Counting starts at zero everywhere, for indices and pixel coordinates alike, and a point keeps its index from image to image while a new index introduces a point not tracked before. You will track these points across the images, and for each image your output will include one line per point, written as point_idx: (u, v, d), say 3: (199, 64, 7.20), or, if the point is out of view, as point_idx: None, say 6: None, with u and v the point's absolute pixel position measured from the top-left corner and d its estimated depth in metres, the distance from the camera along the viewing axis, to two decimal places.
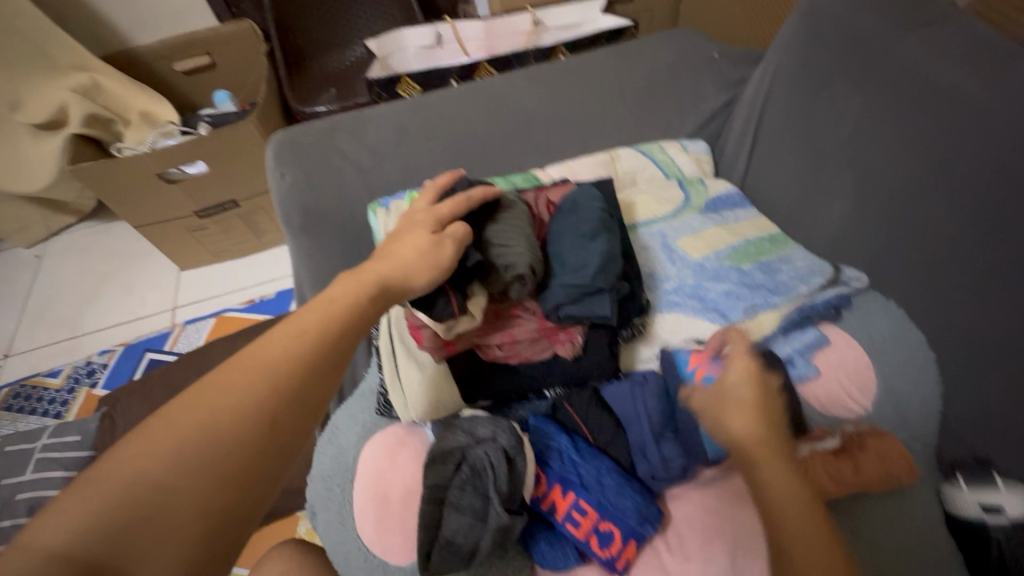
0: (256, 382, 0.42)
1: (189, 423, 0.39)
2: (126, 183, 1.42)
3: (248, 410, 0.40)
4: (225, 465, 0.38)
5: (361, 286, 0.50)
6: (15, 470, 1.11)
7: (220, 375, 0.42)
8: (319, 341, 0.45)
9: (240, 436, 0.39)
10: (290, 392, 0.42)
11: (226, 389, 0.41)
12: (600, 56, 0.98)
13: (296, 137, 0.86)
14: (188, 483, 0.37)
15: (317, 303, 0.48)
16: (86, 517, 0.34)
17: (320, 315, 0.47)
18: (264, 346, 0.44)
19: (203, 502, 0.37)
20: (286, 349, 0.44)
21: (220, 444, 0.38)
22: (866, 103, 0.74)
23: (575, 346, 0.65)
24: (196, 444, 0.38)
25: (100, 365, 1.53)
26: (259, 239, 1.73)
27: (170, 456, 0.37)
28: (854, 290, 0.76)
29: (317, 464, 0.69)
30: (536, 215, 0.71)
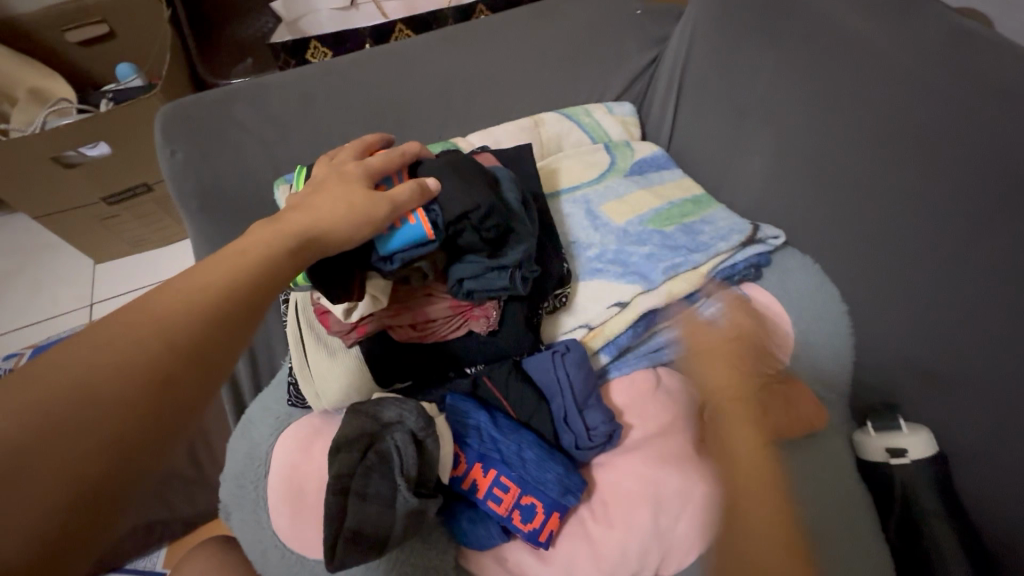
0: (139, 344, 0.34)
1: (43, 388, 0.31)
2: (14, 168, 1.27)
3: (129, 372, 0.33)
4: (99, 433, 0.31)
5: (282, 239, 0.44)
6: None
7: (88, 340, 0.34)
8: (227, 294, 0.39)
9: (118, 402, 0.32)
10: (188, 349, 0.35)
11: (103, 348, 0.33)
12: (520, 15, 0.93)
13: (184, 108, 0.77)
14: (45, 461, 0.29)
15: (225, 256, 0.41)
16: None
17: (228, 268, 0.40)
18: (165, 293, 0.37)
19: (59, 482, 0.29)
20: (185, 301, 0.37)
21: (79, 412, 0.31)
22: (782, 58, 0.73)
23: (491, 320, 0.61)
24: (58, 411, 0.30)
25: (7, 371, 1.40)
26: (180, 224, 1.61)
27: (23, 425, 0.30)
28: (773, 248, 0.75)
29: (230, 461, 0.65)
30: None
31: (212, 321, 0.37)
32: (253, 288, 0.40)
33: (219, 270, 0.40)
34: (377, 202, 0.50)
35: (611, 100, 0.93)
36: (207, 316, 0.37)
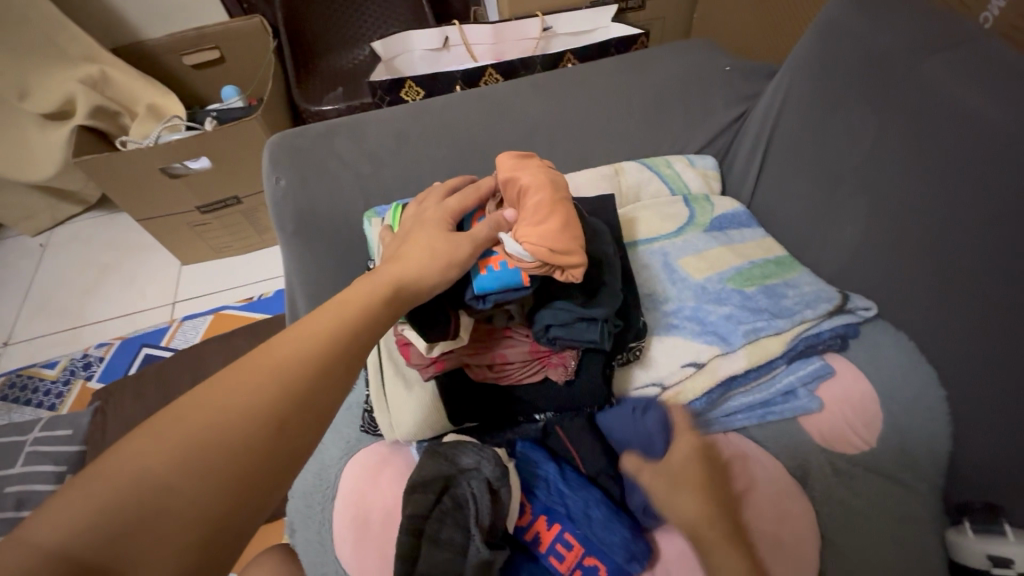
0: (259, 390, 0.40)
1: (189, 429, 0.37)
2: (128, 176, 1.41)
3: (247, 420, 0.38)
4: (227, 468, 0.36)
5: (371, 293, 0.49)
6: (6, 463, 1.16)
7: (220, 390, 0.39)
8: (333, 346, 0.44)
9: (239, 444, 0.37)
10: (293, 398, 0.41)
11: (232, 393, 0.39)
12: (607, 66, 0.96)
13: (292, 139, 0.84)
14: (188, 489, 0.35)
15: (329, 308, 0.47)
16: (78, 525, 0.33)
17: (332, 321, 0.46)
18: (282, 340, 0.43)
19: (196, 512, 0.35)
20: (298, 351, 0.43)
21: (212, 451, 0.36)
22: (883, 124, 0.70)
23: (568, 369, 0.61)
24: (198, 447, 0.36)
25: (96, 358, 1.52)
26: (261, 236, 1.72)
27: (170, 457, 0.35)
28: (861, 320, 0.72)
29: (298, 479, 0.68)
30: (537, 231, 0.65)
31: (314, 373, 0.42)
32: (346, 342, 0.45)
33: (321, 324, 0.45)
34: (458, 246, 0.54)
35: (693, 152, 0.93)
36: (311, 370, 0.42)
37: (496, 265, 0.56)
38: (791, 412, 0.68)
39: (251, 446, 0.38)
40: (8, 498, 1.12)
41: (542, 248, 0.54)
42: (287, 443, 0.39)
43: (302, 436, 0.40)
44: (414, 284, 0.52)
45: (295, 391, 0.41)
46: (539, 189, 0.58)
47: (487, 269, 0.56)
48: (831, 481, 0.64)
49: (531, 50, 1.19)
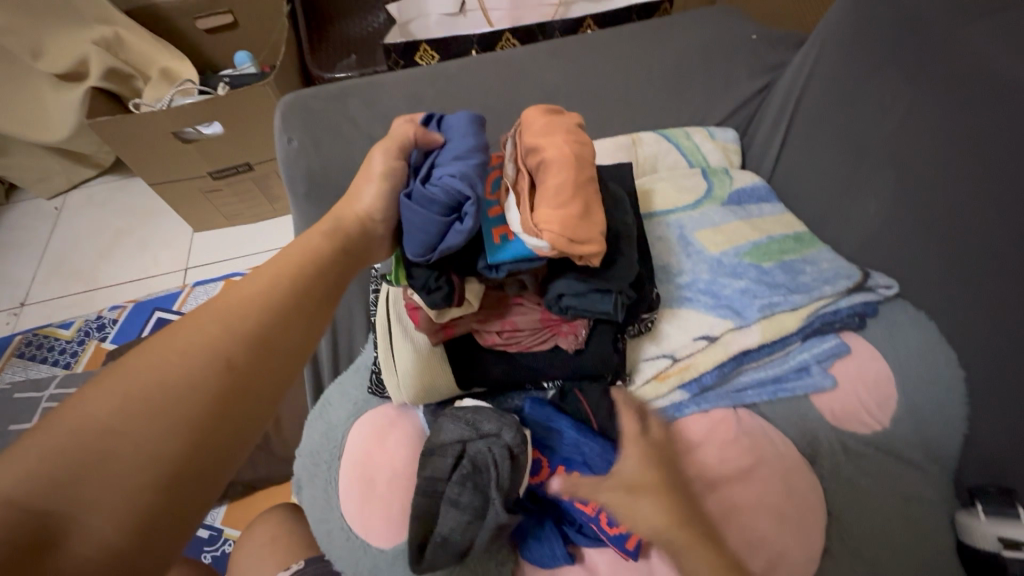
0: (211, 335, 0.41)
1: (137, 379, 0.37)
2: (142, 139, 1.41)
3: (196, 361, 0.39)
4: (185, 409, 0.37)
5: (327, 242, 0.52)
6: (23, 417, 1.19)
7: (174, 336, 0.40)
8: (286, 293, 0.46)
9: (192, 382, 0.38)
10: (250, 340, 0.42)
11: (180, 339, 0.40)
12: (629, 33, 0.93)
13: (304, 100, 0.83)
14: (144, 432, 0.35)
15: (285, 257, 0.49)
16: (29, 470, 0.32)
17: (284, 270, 0.47)
18: (235, 289, 0.44)
19: (156, 451, 0.35)
20: (249, 298, 0.44)
21: (164, 395, 0.37)
22: (917, 95, 0.67)
23: (579, 338, 0.60)
24: (149, 393, 0.36)
25: (110, 320, 1.54)
26: (272, 205, 1.72)
27: (122, 405, 0.36)
28: (881, 298, 0.70)
29: (306, 438, 0.68)
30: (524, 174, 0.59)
31: (274, 311, 0.44)
32: (303, 284, 0.47)
33: (273, 269, 0.47)
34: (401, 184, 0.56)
35: (714, 124, 0.90)
36: (265, 313, 0.43)
37: (511, 234, 0.55)
38: (803, 389, 0.66)
39: (209, 381, 0.38)
40: None
41: (561, 237, 0.51)
42: (247, 376, 0.40)
43: (270, 369, 0.42)
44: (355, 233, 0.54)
45: (252, 330, 0.42)
46: (558, 170, 0.55)
47: (504, 238, 0.55)
48: (840, 459, 0.62)
49: (550, 16, 1.16)
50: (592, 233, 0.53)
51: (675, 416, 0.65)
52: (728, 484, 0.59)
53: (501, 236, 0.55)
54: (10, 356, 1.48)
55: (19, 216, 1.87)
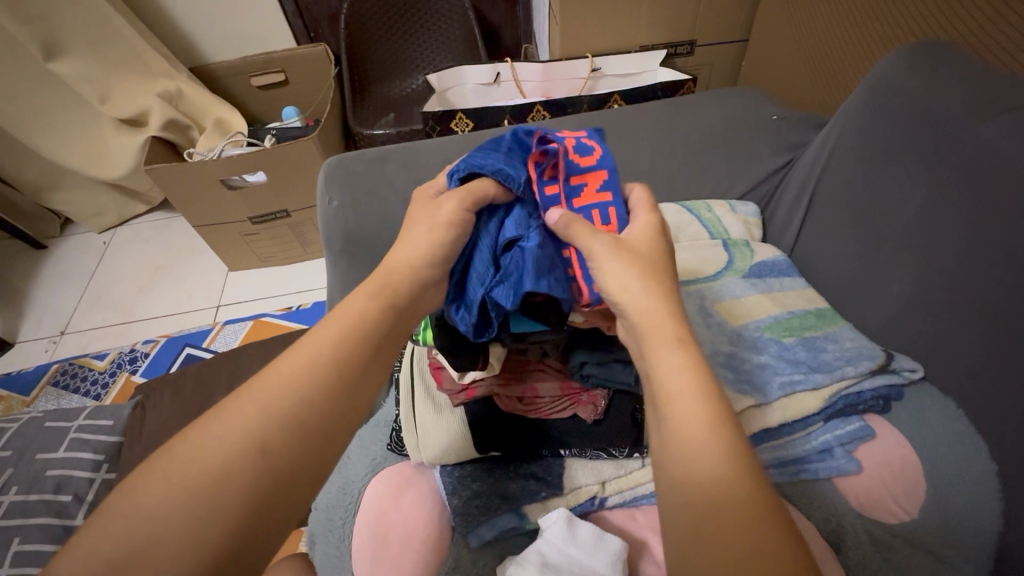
0: (249, 418, 0.42)
1: (187, 465, 0.40)
2: (192, 185, 1.51)
3: (233, 446, 0.41)
4: (224, 497, 0.39)
5: (374, 305, 0.51)
6: (50, 447, 1.22)
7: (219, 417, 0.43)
8: (327, 366, 0.46)
9: (228, 469, 0.40)
10: (289, 421, 0.43)
11: (228, 420, 0.42)
12: (651, 113, 0.99)
13: (347, 162, 0.88)
14: (187, 520, 0.38)
15: (333, 321, 0.49)
16: (96, 554, 0.37)
17: (330, 338, 0.48)
18: (282, 364, 0.46)
19: (202, 534, 0.38)
20: (294, 373, 0.45)
21: (207, 483, 0.39)
22: (937, 184, 0.68)
23: (598, 409, 0.60)
24: (195, 480, 0.39)
25: (142, 353, 1.59)
26: (305, 249, 1.80)
27: (169, 494, 0.39)
28: (906, 381, 0.68)
29: (323, 491, 0.69)
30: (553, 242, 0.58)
31: (309, 386, 0.44)
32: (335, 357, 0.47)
33: (322, 338, 0.48)
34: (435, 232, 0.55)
35: (735, 198, 0.95)
36: (303, 389, 0.44)
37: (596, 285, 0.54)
38: (826, 471, 0.66)
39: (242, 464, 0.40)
40: (47, 481, 1.18)
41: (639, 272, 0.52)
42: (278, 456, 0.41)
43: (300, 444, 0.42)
44: (404, 287, 0.53)
45: (279, 410, 0.43)
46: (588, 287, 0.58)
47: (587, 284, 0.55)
48: (867, 551, 0.60)
49: (579, 88, 1.25)
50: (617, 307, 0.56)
51: None
52: None
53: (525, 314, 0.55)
54: (46, 384, 1.53)
55: (70, 248, 1.99)
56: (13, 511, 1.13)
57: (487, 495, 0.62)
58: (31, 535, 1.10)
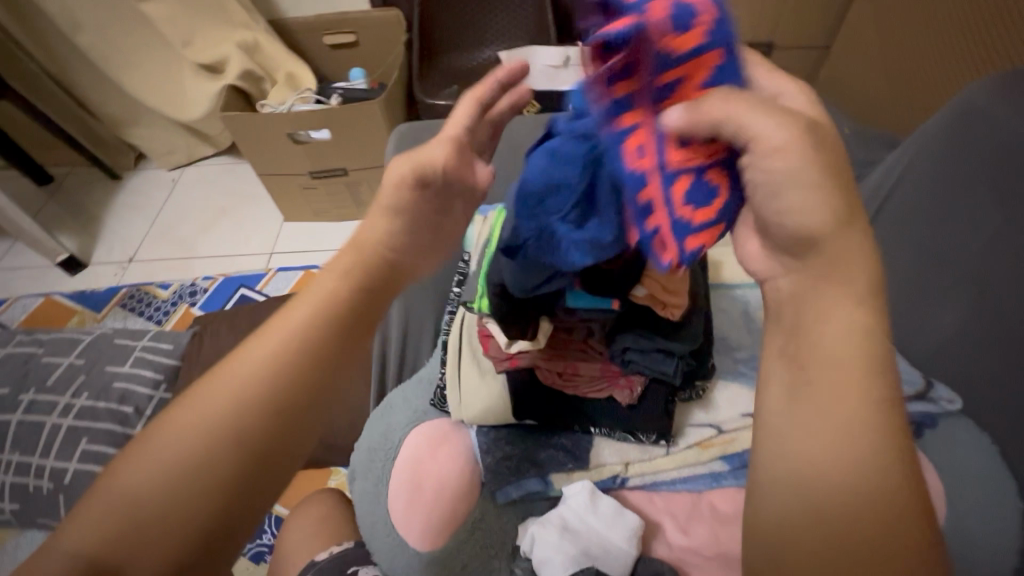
0: (179, 454, 0.44)
1: (117, 505, 0.43)
2: (262, 135, 1.59)
3: (159, 488, 0.43)
4: (162, 533, 0.42)
5: (293, 332, 0.48)
6: (118, 361, 1.34)
7: (172, 423, 0.46)
8: (244, 403, 0.45)
9: (163, 509, 0.42)
10: (214, 466, 0.44)
11: (152, 463, 0.44)
12: None
13: (417, 130, 0.92)
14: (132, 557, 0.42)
15: (246, 352, 0.48)
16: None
17: (244, 373, 0.46)
18: (201, 400, 0.46)
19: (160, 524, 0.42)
20: (211, 411, 0.45)
21: (140, 521, 0.42)
22: (1005, 218, 0.67)
23: (634, 394, 0.63)
24: (132, 523, 0.42)
25: (201, 288, 1.70)
26: (357, 208, 1.86)
27: (102, 537, 0.42)
28: (943, 411, 0.69)
29: (366, 435, 0.75)
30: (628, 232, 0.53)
31: (261, 386, 0.46)
32: (281, 361, 0.47)
33: (242, 377, 0.46)
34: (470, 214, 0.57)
35: None
36: (225, 430, 0.44)
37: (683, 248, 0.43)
38: None
39: (197, 464, 0.43)
40: (113, 392, 1.30)
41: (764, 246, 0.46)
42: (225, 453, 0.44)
43: (255, 429, 0.45)
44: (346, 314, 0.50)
45: (205, 440, 0.44)
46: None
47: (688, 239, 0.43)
48: None
49: None
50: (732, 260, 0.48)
51: (711, 485, 0.68)
52: None
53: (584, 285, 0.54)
54: (115, 304, 1.67)
55: (143, 181, 2.13)
56: (83, 414, 1.26)
57: (518, 459, 0.66)
58: (98, 437, 1.23)
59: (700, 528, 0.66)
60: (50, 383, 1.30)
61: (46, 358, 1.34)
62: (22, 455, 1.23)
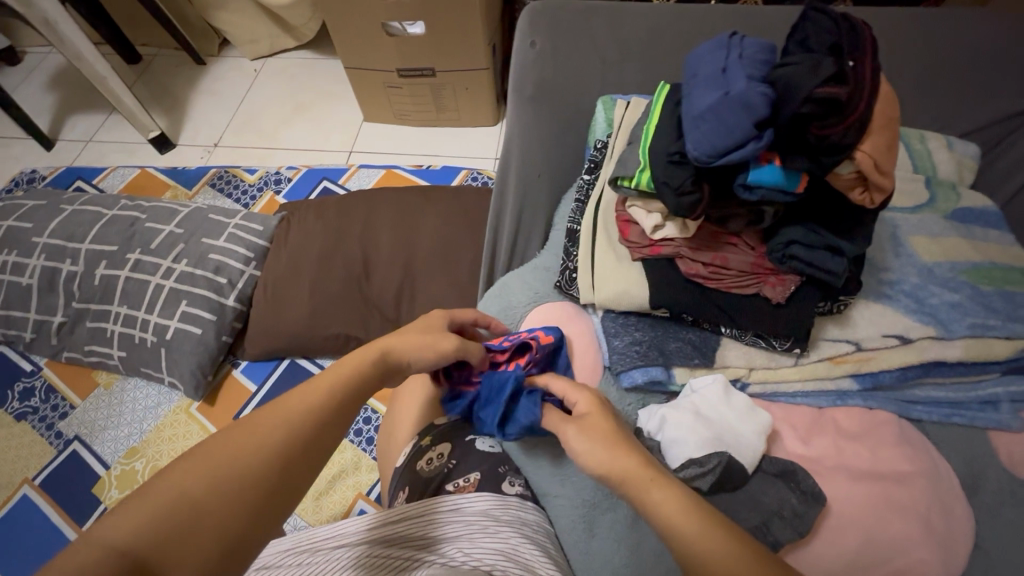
0: (279, 426, 0.46)
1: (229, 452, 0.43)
2: (357, 23, 1.54)
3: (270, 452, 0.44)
4: (254, 488, 0.42)
5: (364, 363, 0.55)
6: (213, 234, 1.37)
7: (280, 402, 0.48)
8: (330, 401, 0.50)
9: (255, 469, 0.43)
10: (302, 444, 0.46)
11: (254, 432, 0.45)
12: (891, 15, 0.87)
13: (553, 8, 0.86)
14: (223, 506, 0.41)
15: (326, 371, 0.53)
16: (146, 521, 0.38)
17: (330, 380, 0.52)
18: (302, 392, 0.50)
19: (229, 504, 0.41)
20: (310, 400, 0.49)
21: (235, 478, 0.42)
22: None
23: (786, 293, 0.60)
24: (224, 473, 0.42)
25: (285, 178, 1.72)
26: (439, 114, 1.81)
27: (203, 482, 0.41)
28: None
29: (484, 311, 0.77)
30: (860, 88, 0.45)
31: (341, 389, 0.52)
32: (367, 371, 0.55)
33: (327, 382, 0.51)
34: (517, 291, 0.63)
35: (955, 136, 0.85)
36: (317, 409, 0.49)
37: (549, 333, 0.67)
38: (983, 421, 0.64)
39: (271, 454, 0.44)
40: (208, 262, 1.35)
41: (868, 161, 0.47)
42: (303, 449, 0.46)
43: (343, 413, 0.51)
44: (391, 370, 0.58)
45: (305, 420, 0.47)
46: (881, 96, 0.47)
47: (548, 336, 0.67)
48: (1007, 497, 0.60)
49: None
50: (881, 177, 0.47)
51: (834, 402, 0.67)
52: (883, 482, 0.60)
53: (774, 156, 0.49)
54: (204, 184, 1.72)
55: (227, 68, 2.12)
56: (183, 278, 1.32)
57: (647, 345, 0.65)
58: (195, 302, 1.29)
59: (822, 438, 0.64)
60: (154, 247, 1.36)
61: (149, 223, 1.40)
62: (129, 309, 1.32)
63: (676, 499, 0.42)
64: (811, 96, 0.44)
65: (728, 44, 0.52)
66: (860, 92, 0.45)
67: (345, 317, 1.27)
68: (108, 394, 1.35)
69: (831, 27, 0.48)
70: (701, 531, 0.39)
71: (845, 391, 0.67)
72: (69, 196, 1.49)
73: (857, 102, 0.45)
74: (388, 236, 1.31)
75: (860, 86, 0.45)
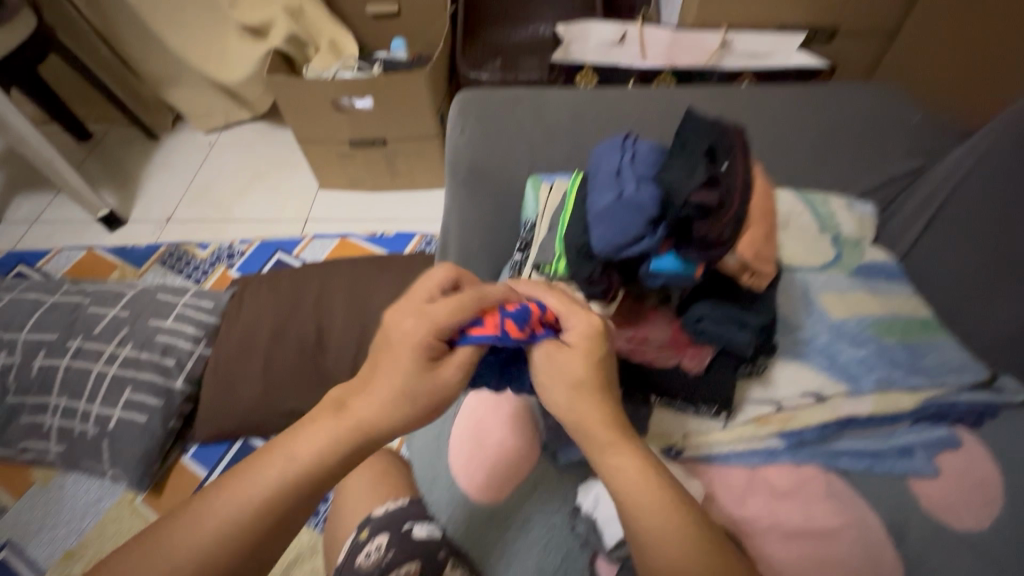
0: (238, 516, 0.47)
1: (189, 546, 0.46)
2: (307, 102, 1.60)
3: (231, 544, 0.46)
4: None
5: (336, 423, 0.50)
6: (161, 315, 1.35)
7: (247, 477, 0.48)
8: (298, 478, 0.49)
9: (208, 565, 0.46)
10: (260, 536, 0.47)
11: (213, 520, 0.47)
12: (786, 91, 0.97)
13: (482, 97, 0.93)
14: None
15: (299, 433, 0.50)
16: None
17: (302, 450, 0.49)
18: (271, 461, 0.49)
19: None
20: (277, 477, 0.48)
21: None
22: None
23: (702, 363, 0.63)
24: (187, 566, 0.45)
25: (239, 251, 1.72)
26: (392, 180, 1.86)
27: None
28: (1007, 403, 0.70)
29: None
30: (733, 190, 0.50)
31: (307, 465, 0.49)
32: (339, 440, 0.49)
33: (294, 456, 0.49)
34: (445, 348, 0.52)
35: (854, 196, 0.93)
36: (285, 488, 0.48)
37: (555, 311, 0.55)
38: (903, 470, 0.67)
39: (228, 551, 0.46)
40: (155, 344, 1.31)
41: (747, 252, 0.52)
42: (259, 541, 0.47)
43: (311, 491, 0.49)
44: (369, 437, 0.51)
45: (266, 505, 0.48)
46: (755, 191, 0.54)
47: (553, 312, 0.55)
48: (930, 544, 0.63)
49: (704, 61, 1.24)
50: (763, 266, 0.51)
51: (766, 461, 0.68)
52: (813, 540, 0.62)
53: (669, 247, 0.53)
54: (155, 262, 1.70)
55: (180, 142, 2.14)
56: (128, 364, 1.28)
57: None
58: (141, 388, 1.25)
59: (756, 500, 0.65)
60: (98, 332, 1.33)
61: (93, 308, 1.37)
62: (70, 400, 1.26)
63: (658, 491, 0.48)
64: (690, 199, 0.49)
65: (622, 147, 0.58)
66: (734, 192, 0.50)
67: (298, 392, 1.25)
68: (44, 492, 1.28)
69: (707, 132, 0.53)
70: (673, 528, 0.46)
71: (777, 450, 0.68)
72: (9, 283, 1.45)
73: (731, 203, 0.50)
74: (341, 308, 1.32)
75: (733, 189, 0.50)
